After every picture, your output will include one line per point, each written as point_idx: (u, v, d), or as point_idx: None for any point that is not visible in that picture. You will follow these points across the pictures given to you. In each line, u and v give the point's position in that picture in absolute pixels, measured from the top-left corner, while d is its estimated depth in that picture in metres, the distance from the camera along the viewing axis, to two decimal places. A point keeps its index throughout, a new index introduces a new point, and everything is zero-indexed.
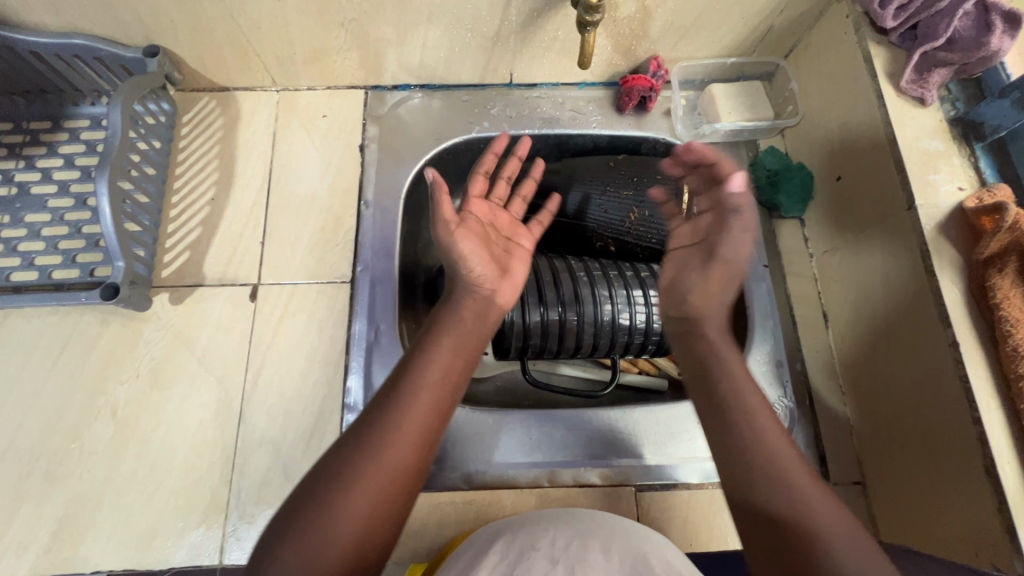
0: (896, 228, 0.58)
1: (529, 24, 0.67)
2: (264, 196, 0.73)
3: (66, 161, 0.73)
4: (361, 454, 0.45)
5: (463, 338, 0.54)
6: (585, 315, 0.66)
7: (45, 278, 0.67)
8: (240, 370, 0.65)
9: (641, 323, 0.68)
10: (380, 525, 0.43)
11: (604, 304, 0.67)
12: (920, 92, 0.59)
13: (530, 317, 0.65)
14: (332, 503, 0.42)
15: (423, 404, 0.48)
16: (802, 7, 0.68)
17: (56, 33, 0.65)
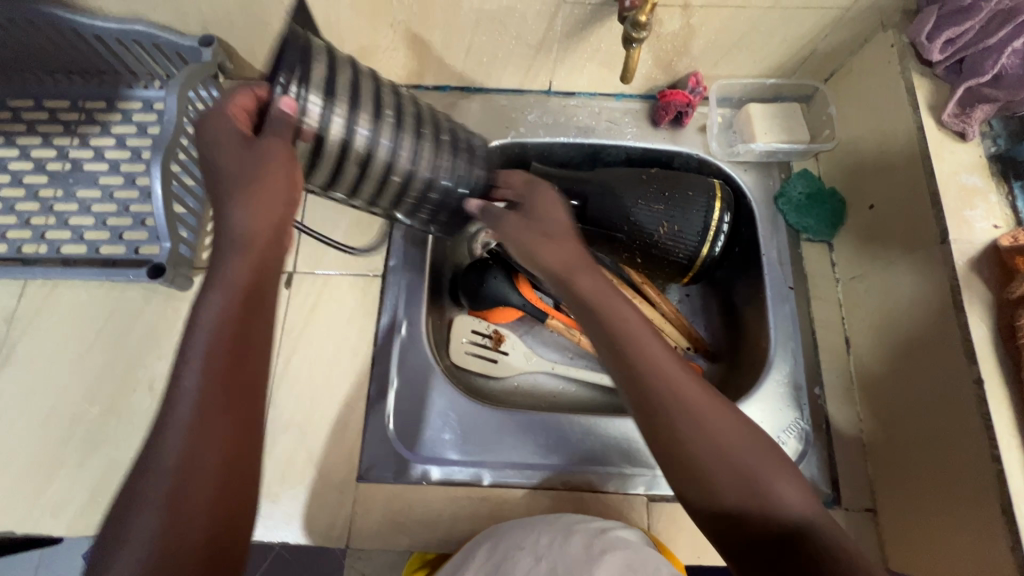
0: (923, 260, 0.59)
1: (573, 35, 0.68)
2: (304, 186, 0.75)
3: (118, 141, 0.76)
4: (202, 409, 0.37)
5: (258, 262, 0.42)
6: (427, 179, 0.56)
7: (93, 252, 0.70)
8: (271, 354, 0.68)
9: (437, 193, 0.58)
10: (230, 497, 0.37)
11: (403, 149, 0.53)
12: (961, 126, 0.59)
13: (396, 155, 0.53)
14: (176, 509, 0.35)
15: (222, 350, 0.38)
16: (847, 33, 0.68)
17: (120, 19, 0.68)
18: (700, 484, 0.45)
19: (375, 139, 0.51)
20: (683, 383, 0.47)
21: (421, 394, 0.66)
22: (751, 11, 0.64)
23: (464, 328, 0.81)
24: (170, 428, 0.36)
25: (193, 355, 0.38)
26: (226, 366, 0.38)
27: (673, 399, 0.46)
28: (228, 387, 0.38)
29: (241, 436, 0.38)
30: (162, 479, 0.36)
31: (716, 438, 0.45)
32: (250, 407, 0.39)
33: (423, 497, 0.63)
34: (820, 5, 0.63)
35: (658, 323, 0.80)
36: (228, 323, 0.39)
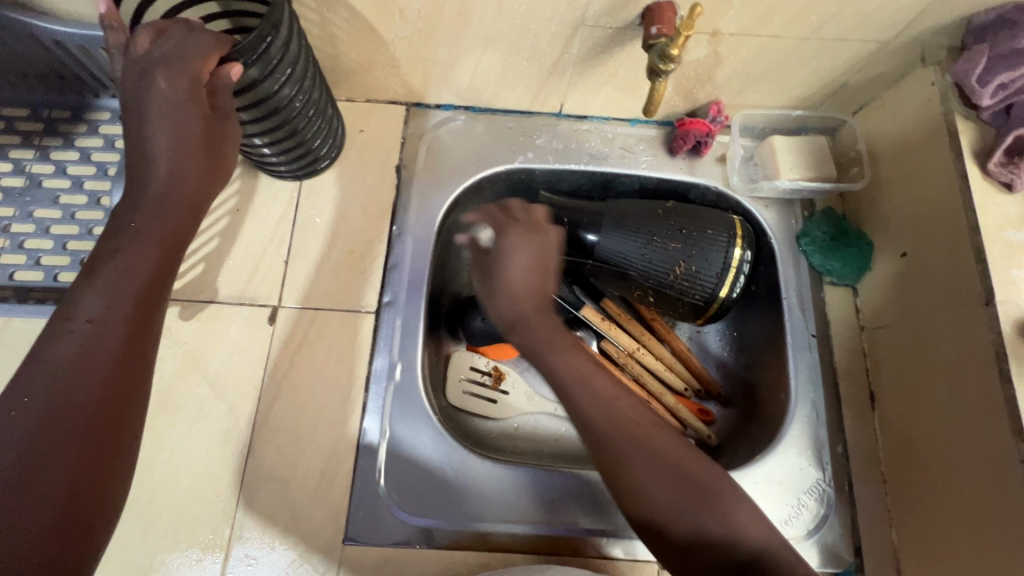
0: (964, 321, 0.54)
1: (590, 58, 0.63)
2: (292, 211, 0.69)
3: (83, 155, 0.70)
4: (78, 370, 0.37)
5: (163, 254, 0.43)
6: (287, 104, 0.56)
7: (51, 280, 0.64)
8: (250, 398, 0.62)
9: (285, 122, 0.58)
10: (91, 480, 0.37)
11: (286, 77, 0.54)
12: (1009, 177, 0.54)
13: (274, 79, 0.52)
14: (31, 462, 0.35)
15: (131, 307, 0.40)
16: (884, 66, 0.63)
17: (81, 24, 0.60)
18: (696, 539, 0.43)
19: (258, 79, 0.51)
20: (658, 436, 0.47)
21: (415, 447, 0.61)
22: (783, 41, 0.60)
23: (461, 366, 0.75)
24: (54, 370, 0.37)
25: (85, 312, 0.39)
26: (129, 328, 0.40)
27: (665, 462, 0.46)
28: (132, 340, 0.40)
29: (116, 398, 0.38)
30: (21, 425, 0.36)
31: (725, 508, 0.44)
32: (138, 374, 0.40)
33: (416, 562, 0.58)
34: (858, 38, 0.59)
35: (670, 364, 0.75)
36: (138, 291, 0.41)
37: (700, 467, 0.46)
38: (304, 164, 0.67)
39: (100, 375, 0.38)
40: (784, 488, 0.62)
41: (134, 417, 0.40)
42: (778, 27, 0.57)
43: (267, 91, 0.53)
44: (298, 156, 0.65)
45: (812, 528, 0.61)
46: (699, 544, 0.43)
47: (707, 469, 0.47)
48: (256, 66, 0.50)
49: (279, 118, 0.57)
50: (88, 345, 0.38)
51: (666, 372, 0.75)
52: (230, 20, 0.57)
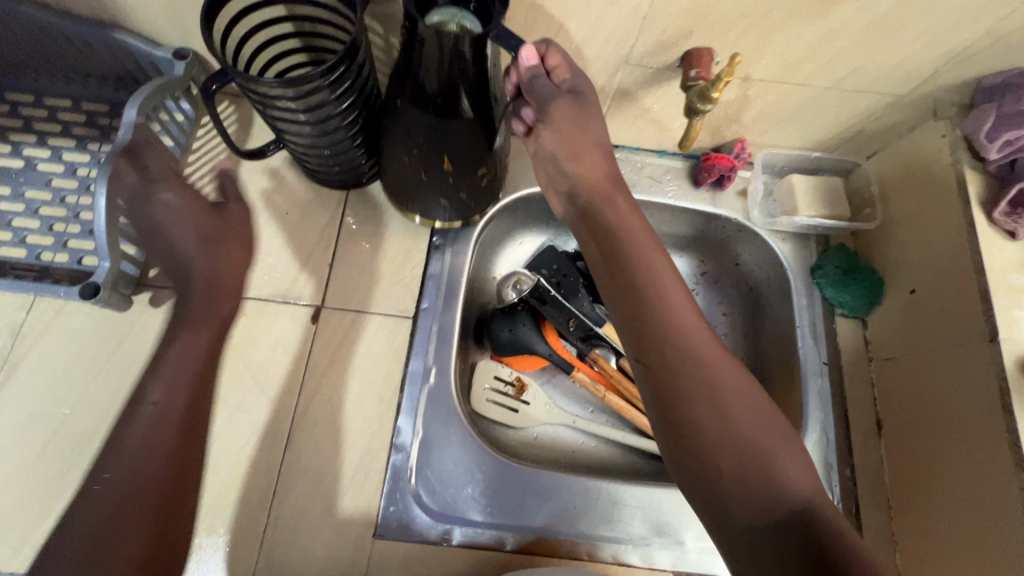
0: (968, 355, 0.58)
1: (629, 93, 0.68)
2: (338, 218, 0.73)
3: (78, 143, 0.74)
4: (139, 456, 0.54)
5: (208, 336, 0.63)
6: (341, 118, 0.59)
7: (32, 258, 0.67)
8: (289, 393, 0.65)
9: (334, 133, 0.61)
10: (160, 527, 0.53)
11: (349, 98, 0.57)
12: (1012, 226, 0.59)
13: (338, 98, 0.56)
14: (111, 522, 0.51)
15: (183, 394, 0.60)
16: (897, 117, 0.68)
17: (96, 23, 0.66)
18: (740, 494, 0.45)
19: (329, 100, 0.55)
20: (725, 386, 0.49)
21: (444, 448, 0.64)
22: (809, 90, 0.65)
23: (486, 375, 0.79)
24: (117, 471, 0.54)
25: (152, 399, 0.59)
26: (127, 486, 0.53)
27: (729, 425, 0.48)
28: (172, 461, 0.55)
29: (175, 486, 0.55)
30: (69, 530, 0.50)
31: (777, 467, 0.46)
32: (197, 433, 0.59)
33: (442, 559, 0.60)
34: (876, 91, 0.64)
35: None
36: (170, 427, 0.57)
37: (733, 410, 0.48)
38: (348, 175, 0.71)
39: (158, 480, 0.54)
40: None
41: (189, 492, 0.57)
42: (805, 77, 0.63)
43: (331, 112, 0.57)
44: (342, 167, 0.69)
45: None
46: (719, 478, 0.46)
47: (771, 438, 0.47)
48: (329, 89, 0.54)
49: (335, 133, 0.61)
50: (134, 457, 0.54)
51: None
52: (300, 40, 0.63)
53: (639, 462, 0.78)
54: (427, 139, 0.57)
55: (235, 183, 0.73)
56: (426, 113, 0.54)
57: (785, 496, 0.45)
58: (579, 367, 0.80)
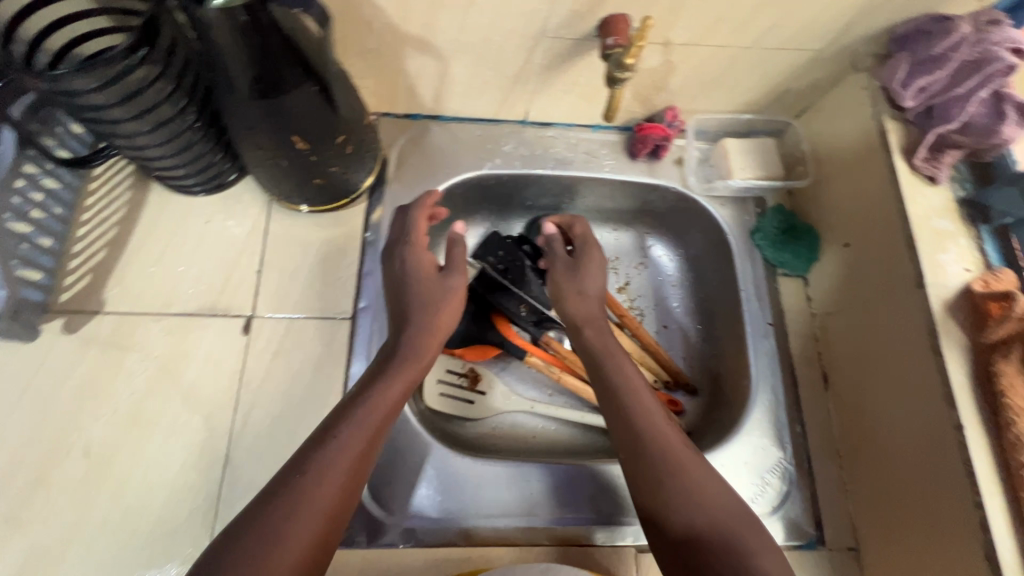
0: (901, 303, 0.59)
1: (552, 68, 0.66)
2: (264, 222, 0.70)
3: None
4: (326, 464, 0.46)
5: (378, 414, 0.51)
6: (163, 109, 0.54)
7: None
8: (226, 409, 0.62)
9: (164, 130, 0.56)
10: (316, 558, 0.44)
11: (163, 87, 0.53)
12: (932, 171, 0.60)
13: (148, 85, 0.51)
14: (261, 524, 0.42)
15: (365, 447, 0.48)
16: (820, 73, 0.69)
17: None
18: (690, 518, 0.49)
19: (140, 82, 0.50)
20: (688, 468, 0.52)
21: (394, 450, 0.62)
22: (731, 51, 0.64)
23: (439, 368, 0.77)
24: (265, 517, 0.43)
25: (343, 431, 0.48)
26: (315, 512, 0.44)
27: (691, 495, 0.50)
28: (360, 463, 0.48)
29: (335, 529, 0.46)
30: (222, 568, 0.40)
31: (749, 557, 0.47)
32: (363, 469, 0.48)
33: (400, 561, 0.59)
34: (796, 47, 0.64)
35: (639, 358, 0.78)
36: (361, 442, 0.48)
37: (674, 453, 0.52)
38: (208, 176, 0.66)
39: (319, 501, 0.44)
40: (749, 468, 0.65)
41: (353, 500, 0.47)
42: (724, 37, 0.62)
43: (153, 99, 0.53)
44: (193, 167, 0.64)
45: (776, 505, 0.64)
46: (676, 510, 0.50)
47: (730, 514, 0.50)
48: (136, 73, 0.49)
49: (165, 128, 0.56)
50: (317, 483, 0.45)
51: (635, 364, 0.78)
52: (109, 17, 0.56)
53: (599, 440, 0.78)
54: (263, 123, 0.53)
55: (148, 193, 0.69)
56: (253, 101, 0.51)
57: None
58: (532, 351, 0.78)
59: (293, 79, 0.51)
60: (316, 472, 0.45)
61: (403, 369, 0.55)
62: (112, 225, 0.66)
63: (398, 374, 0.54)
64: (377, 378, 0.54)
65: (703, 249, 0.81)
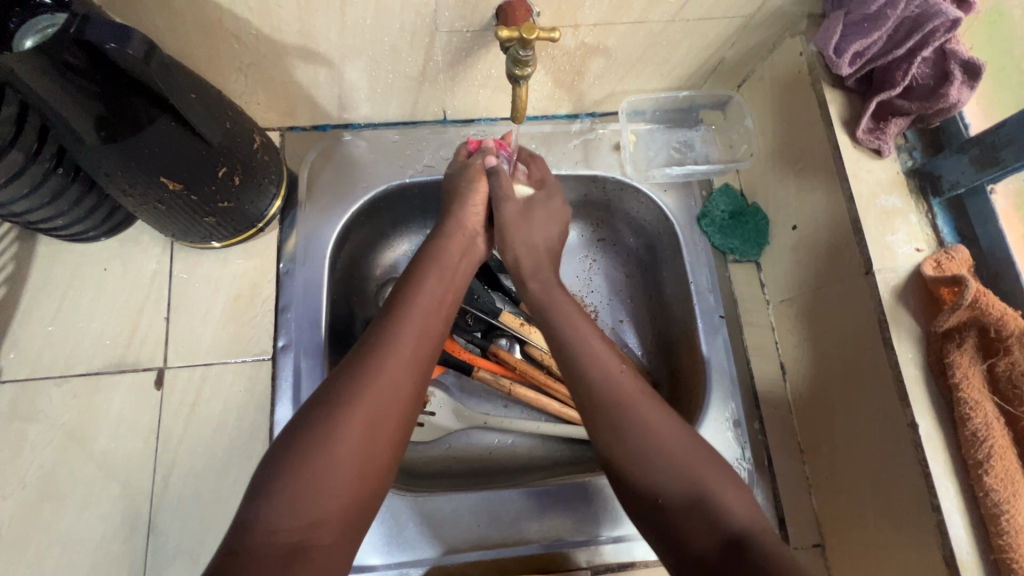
0: (852, 290, 0.55)
1: (457, 63, 0.60)
2: (168, 263, 0.64)
3: None
4: (363, 373, 0.47)
5: (429, 332, 0.52)
6: (10, 164, 0.48)
7: None
8: (146, 470, 0.58)
9: (21, 185, 0.50)
10: (367, 481, 0.45)
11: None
12: (876, 143, 0.55)
13: None
14: (309, 439, 0.44)
15: (415, 372, 0.49)
16: (755, 39, 0.62)
17: None
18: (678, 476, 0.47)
19: None
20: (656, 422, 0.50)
21: None
22: (650, 26, 0.58)
23: None
24: (327, 425, 0.45)
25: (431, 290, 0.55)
26: (352, 433, 0.45)
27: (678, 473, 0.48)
28: (401, 408, 0.48)
29: (381, 467, 0.46)
30: (300, 481, 0.42)
31: (715, 497, 0.47)
32: (412, 403, 0.49)
33: None
34: (722, 15, 0.57)
35: None
36: (409, 373, 0.49)
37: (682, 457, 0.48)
38: (102, 219, 0.60)
39: (390, 419, 0.47)
40: None
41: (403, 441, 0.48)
42: (639, 13, 0.55)
43: None
44: (80, 215, 0.58)
45: None
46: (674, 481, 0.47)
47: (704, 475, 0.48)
48: None
49: (23, 183, 0.50)
50: (367, 391, 0.47)
51: None
52: None
53: (559, 449, 0.75)
54: (122, 170, 0.47)
55: (35, 246, 0.63)
56: (101, 145, 0.45)
57: (722, 524, 0.45)
58: (479, 364, 0.73)
59: (144, 115, 0.44)
60: (392, 340, 0.50)
61: (447, 254, 0.59)
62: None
63: (428, 286, 0.55)
64: (433, 296, 0.54)
65: (652, 239, 0.74)
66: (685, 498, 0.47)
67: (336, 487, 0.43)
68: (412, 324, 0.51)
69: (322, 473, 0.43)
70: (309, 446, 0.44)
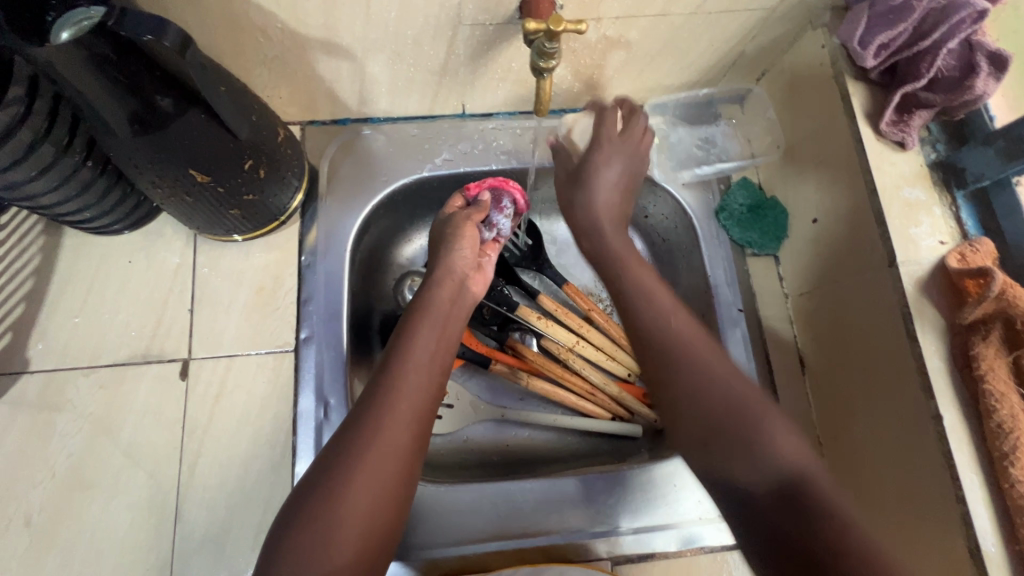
0: (874, 284, 0.55)
1: (479, 56, 0.60)
2: (191, 256, 0.65)
3: None
4: (362, 429, 0.47)
5: (427, 381, 0.51)
6: (42, 156, 0.49)
7: None
8: (171, 461, 0.58)
9: (52, 177, 0.51)
10: (376, 538, 0.44)
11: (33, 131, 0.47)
12: (900, 136, 0.55)
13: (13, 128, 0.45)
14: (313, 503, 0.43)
15: (415, 423, 0.49)
16: (776, 32, 0.62)
17: None
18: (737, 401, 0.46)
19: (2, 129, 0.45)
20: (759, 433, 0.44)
21: None
22: (672, 19, 0.58)
23: None
24: (330, 486, 0.44)
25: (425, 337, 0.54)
26: (355, 493, 0.44)
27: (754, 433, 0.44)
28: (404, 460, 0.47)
29: (389, 517, 0.45)
30: (307, 545, 0.42)
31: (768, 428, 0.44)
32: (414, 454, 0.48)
33: None
34: (744, 7, 0.57)
35: (610, 352, 0.75)
36: (412, 418, 0.48)
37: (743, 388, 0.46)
38: (128, 212, 0.61)
39: (393, 473, 0.46)
40: None
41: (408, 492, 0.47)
42: (662, 5, 0.55)
43: (26, 146, 0.47)
44: (107, 208, 0.58)
45: None
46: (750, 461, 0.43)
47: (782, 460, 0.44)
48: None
49: (54, 175, 0.51)
50: (368, 446, 0.46)
51: (607, 361, 0.74)
52: None
53: (576, 442, 0.75)
54: (152, 161, 0.48)
55: (61, 239, 0.63)
56: (133, 137, 0.45)
57: (772, 456, 0.43)
58: (496, 358, 0.74)
59: (175, 107, 0.45)
60: (389, 394, 0.49)
61: (442, 300, 0.58)
62: (27, 276, 0.62)
63: (423, 334, 0.54)
64: (428, 344, 0.54)
65: (669, 233, 0.74)
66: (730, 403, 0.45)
67: (343, 547, 0.42)
68: (408, 374, 0.51)
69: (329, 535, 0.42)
70: (311, 511, 0.43)
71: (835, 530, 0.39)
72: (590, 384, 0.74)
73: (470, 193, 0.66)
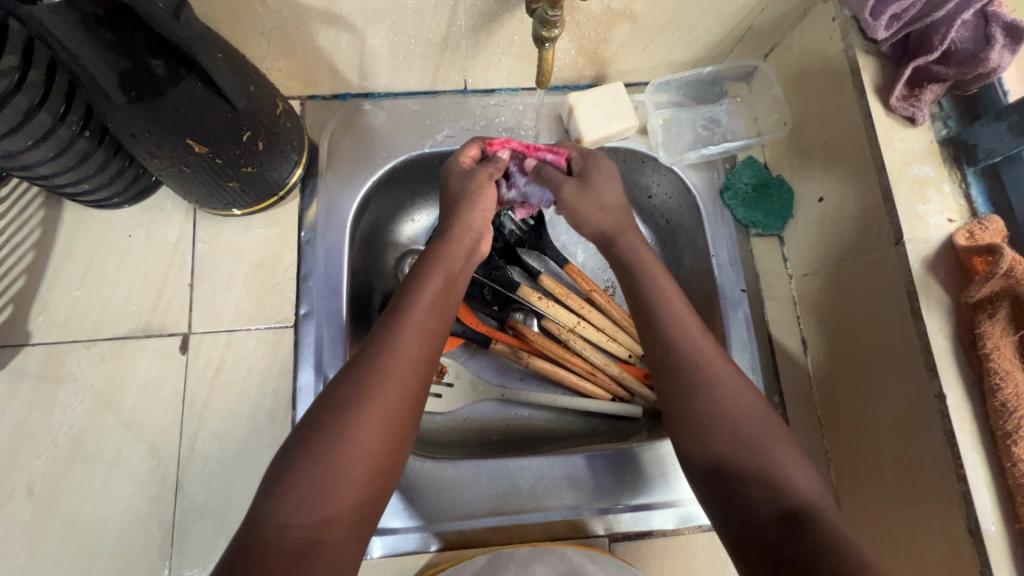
0: (880, 262, 0.54)
1: (481, 28, 0.59)
2: (191, 231, 0.65)
3: None
4: (370, 374, 0.46)
5: (432, 332, 0.51)
6: (41, 124, 0.48)
7: None
8: (172, 433, 0.59)
9: (52, 146, 0.50)
10: (376, 483, 0.44)
11: (30, 99, 0.46)
12: (911, 111, 0.54)
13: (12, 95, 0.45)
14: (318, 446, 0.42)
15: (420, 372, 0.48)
16: (785, 5, 0.61)
17: None
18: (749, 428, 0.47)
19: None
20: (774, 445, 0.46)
21: None
22: None
23: None
24: (337, 430, 0.43)
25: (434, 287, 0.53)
26: (361, 436, 0.43)
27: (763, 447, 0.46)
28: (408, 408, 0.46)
29: (390, 463, 0.45)
30: (312, 487, 0.41)
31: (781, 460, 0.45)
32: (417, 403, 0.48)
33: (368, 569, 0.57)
34: None
35: (611, 333, 0.74)
36: (418, 369, 0.48)
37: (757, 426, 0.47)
38: (127, 185, 0.61)
39: (398, 421, 0.46)
40: None
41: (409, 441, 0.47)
42: None
43: (24, 114, 0.46)
44: (106, 180, 0.58)
45: None
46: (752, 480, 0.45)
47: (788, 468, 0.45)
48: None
49: (53, 145, 0.50)
50: (374, 391, 0.45)
51: (608, 341, 0.74)
52: None
53: (576, 422, 0.75)
54: (148, 131, 0.47)
55: (60, 212, 0.63)
56: (128, 104, 0.45)
57: (783, 488, 0.43)
58: (497, 337, 0.73)
59: (169, 73, 0.44)
60: (396, 342, 0.48)
61: (453, 251, 0.56)
62: (27, 250, 0.62)
63: (432, 284, 0.53)
64: (436, 295, 0.52)
65: (672, 213, 0.73)
66: (750, 438, 0.46)
67: (345, 492, 0.42)
68: (416, 323, 0.50)
69: (332, 478, 0.42)
70: (319, 455, 0.42)
71: (824, 527, 0.40)
72: (590, 364, 0.74)
73: (490, 148, 0.62)
